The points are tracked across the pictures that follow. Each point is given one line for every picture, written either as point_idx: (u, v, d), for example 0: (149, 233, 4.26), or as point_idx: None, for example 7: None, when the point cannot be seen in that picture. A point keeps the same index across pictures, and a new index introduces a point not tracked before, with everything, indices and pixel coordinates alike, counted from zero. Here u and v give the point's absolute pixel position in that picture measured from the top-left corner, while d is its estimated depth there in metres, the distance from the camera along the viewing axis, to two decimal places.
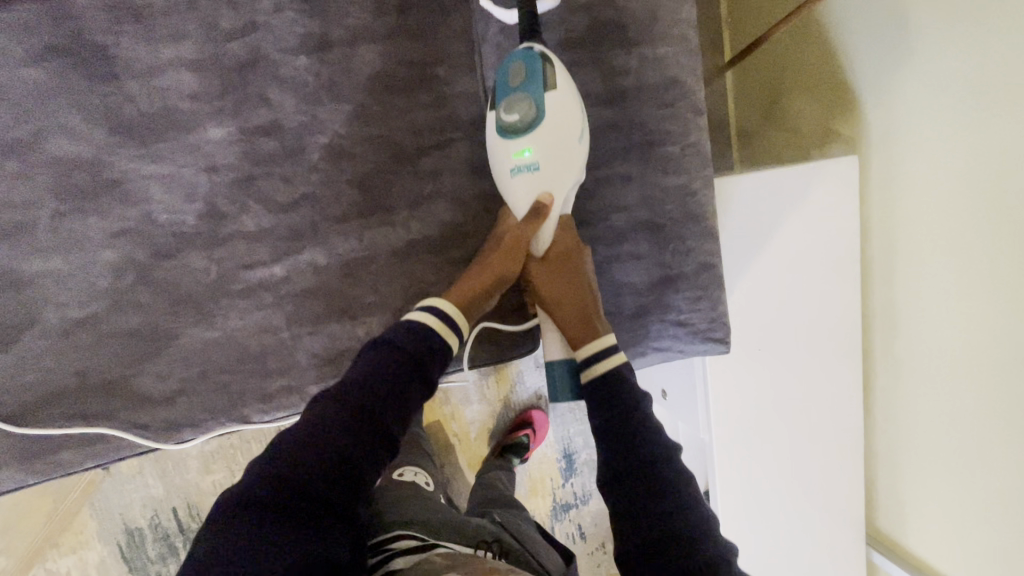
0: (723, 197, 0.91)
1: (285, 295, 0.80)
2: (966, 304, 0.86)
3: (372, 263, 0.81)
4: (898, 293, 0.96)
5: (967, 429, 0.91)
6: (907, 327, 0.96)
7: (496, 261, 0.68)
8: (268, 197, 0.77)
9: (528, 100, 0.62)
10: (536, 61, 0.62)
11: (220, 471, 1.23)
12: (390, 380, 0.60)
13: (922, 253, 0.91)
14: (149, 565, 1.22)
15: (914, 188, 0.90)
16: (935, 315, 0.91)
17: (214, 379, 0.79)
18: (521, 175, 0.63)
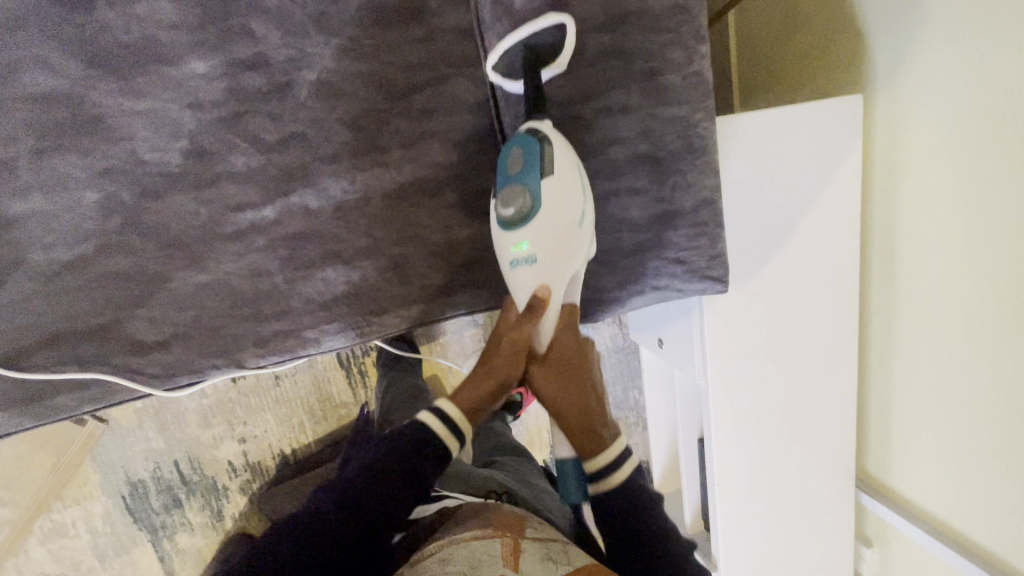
0: (726, 138, 0.88)
1: (277, 238, 0.78)
2: (965, 247, 0.86)
3: (366, 206, 0.80)
4: (898, 238, 0.96)
5: (960, 371, 0.92)
6: (905, 271, 0.97)
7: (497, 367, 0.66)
8: (257, 136, 0.75)
9: (523, 190, 0.63)
10: (535, 153, 0.62)
11: (220, 424, 1.25)
12: (393, 474, 0.63)
13: (924, 196, 0.90)
14: (154, 515, 1.25)
15: (917, 130, 0.89)
16: (934, 259, 0.91)
17: (208, 324, 0.78)
18: (520, 269, 0.64)
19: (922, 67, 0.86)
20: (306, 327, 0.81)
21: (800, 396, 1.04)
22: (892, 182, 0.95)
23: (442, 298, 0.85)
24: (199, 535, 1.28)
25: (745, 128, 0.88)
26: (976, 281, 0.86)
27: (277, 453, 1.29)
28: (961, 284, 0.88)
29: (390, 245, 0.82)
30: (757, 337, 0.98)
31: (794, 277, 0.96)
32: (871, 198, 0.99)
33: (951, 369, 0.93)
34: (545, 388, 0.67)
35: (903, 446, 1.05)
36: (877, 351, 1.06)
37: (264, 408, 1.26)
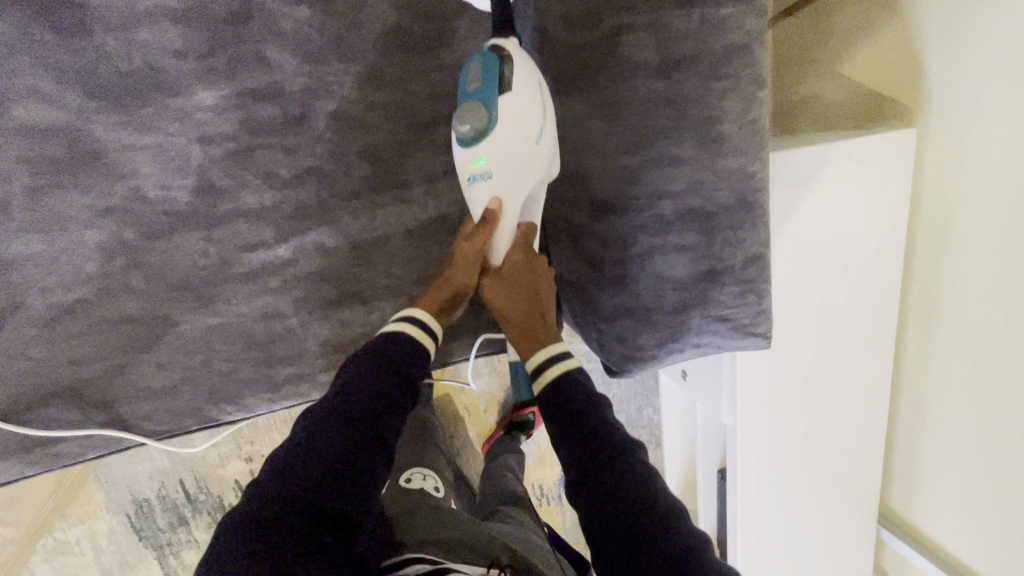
0: (776, 174, 0.82)
1: (292, 278, 0.73)
2: (1014, 296, 0.82)
3: (386, 244, 0.75)
4: (942, 279, 0.92)
5: (998, 421, 0.88)
6: (946, 314, 0.92)
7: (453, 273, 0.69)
8: (270, 171, 0.69)
9: (480, 107, 0.60)
10: (494, 69, 0.60)
11: (226, 443, 1.21)
12: (380, 392, 0.58)
13: (973, 240, 0.85)
14: (159, 534, 1.22)
15: (972, 172, 0.83)
16: (979, 305, 0.87)
17: (218, 368, 0.74)
18: (475, 184, 0.63)
19: (983, 106, 0.79)
20: (321, 370, 0.77)
21: (827, 435, 1.02)
22: (940, 222, 0.89)
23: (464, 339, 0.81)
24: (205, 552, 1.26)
25: (792, 165, 0.82)
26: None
27: None
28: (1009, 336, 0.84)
29: (411, 284, 0.77)
30: (787, 379, 0.95)
31: (830, 319, 0.92)
32: (915, 235, 0.94)
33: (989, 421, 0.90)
34: (499, 293, 0.68)
35: (931, 489, 1.03)
36: (910, 391, 1.02)
37: (271, 428, 1.23)
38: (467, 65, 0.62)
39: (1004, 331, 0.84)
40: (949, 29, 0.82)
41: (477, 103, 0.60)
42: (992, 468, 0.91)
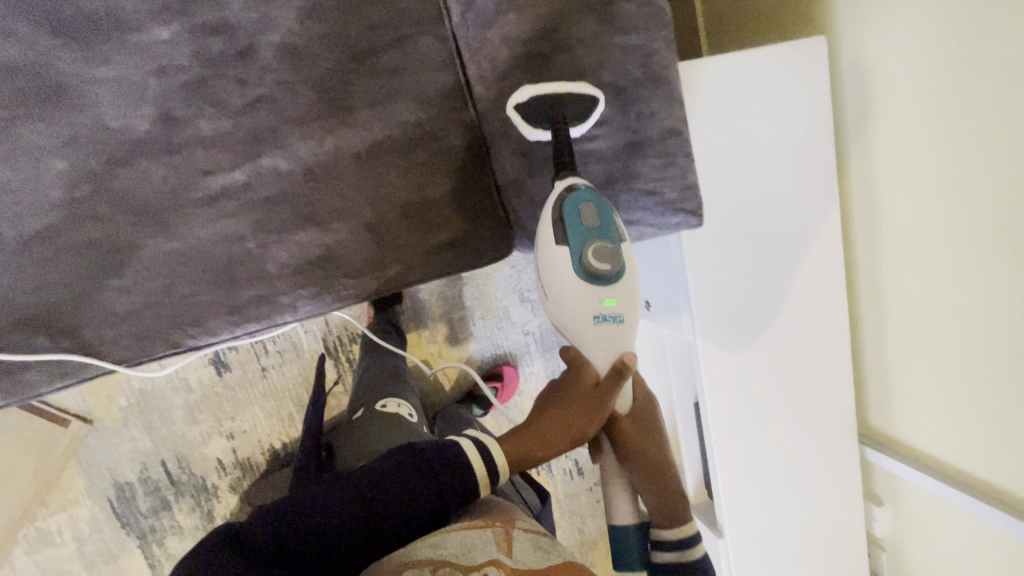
0: (694, 81, 0.87)
1: (247, 202, 0.78)
2: (941, 179, 0.85)
3: (337, 167, 0.80)
4: (876, 179, 0.95)
5: (951, 309, 0.89)
6: (882, 204, 0.95)
7: (579, 407, 0.72)
8: (223, 100, 0.75)
9: (604, 245, 0.69)
10: (607, 207, 0.71)
11: (207, 420, 1.22)
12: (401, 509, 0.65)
13: (896, 134, 0.89)
14: (142, 519, 1.22)
15: (885, 55, 0.87)
16: (912, 195, 0.90)
17: (181, 293, 0.78)
18: (605, 323, 0.71)
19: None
20: (282, 293, 0.81)
21: (791, 345, 1.02)
22: (863, 114, 0.94)
23: (418, 259, 0.85)
24: (190, 538, 1.25)
25: (710, 80, 0.88)
26: (954, 202, 0.84)
27: (266, 449, 1.26)
28: (939, 209, 0.86)
29: (362, 205, 0.82)
30: (741, 286, 0.97)
31: (773, 223, 0.95)
32: (846, 135, 0.99)
33: (939, 299, 0.90)
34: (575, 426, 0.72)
35: (903, 389, 1.02)
36: (867, 298, 1.04)
37: (251, 402, 1.24)
38: (573, 210, 0.68)
39: (935, 202, 0.86)
40: None
41: (606, 241, 0.68)
42: (948, 347, 0.91)
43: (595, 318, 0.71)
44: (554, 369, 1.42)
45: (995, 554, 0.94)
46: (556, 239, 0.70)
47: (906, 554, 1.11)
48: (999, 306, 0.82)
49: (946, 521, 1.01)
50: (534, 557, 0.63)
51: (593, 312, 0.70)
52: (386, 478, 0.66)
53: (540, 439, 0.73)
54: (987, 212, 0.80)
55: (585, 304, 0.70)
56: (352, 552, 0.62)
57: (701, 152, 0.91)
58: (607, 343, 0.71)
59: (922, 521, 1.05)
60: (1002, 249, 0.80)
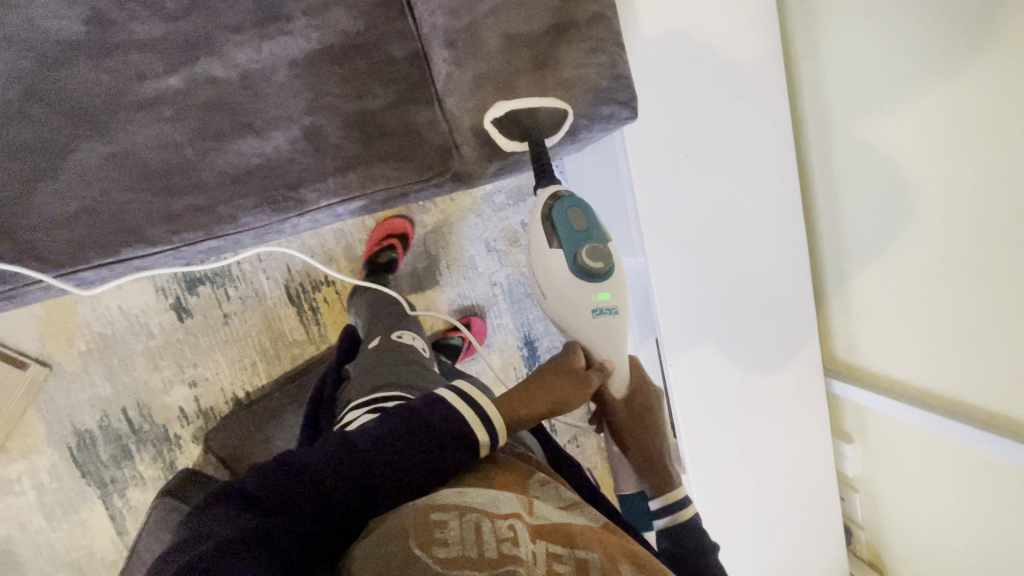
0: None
1: (183, 108, 0.78)
2: (886, 79, 0.87)
3: (273, 75, 0.80)
4: (828, 97, 0.98)
5: (905, 210, 0.90)
6: (838, 120, 0.97)
7: (566, 388, 0.82)
8: (157, 4, 0.76)
9: (594, 243, 0.84)
10: (592, 215, 0.86)
11: (169, 367, 1.21)
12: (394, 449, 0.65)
13: (840, 45, 0.92)
14: (102, 469, 1.21)
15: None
16: (862, 103, 0.92)
17: (117, 198, 0.77)
18: (603, 315, 0.86)
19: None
20: (221, 202, 0.81)
21: (745, 266, 1.03)
22: (813, 33, 0.97)
23: (359, 171, 0.84)
24: (152, 489, 1.23)
25: None
26: (915, 98, 0.84)
27: (230, 398, 1.25)
28: (895, 105, 0.87)
29: (300, 114, 0.82)
30: (694, 201, 0.97)
31: (721, 139, 0.97)
32: (797, 60, 1.02)
33: (903, 205, 0.90)
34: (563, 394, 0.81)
35: (863, 309, 1.01)
36: (827, 222, 1.05)
37: (214, 349, 1.23)
38: (564, 217, 0.83)
39: (895, 104, 0.87)
40: None
41: (598, 242, 0.84)
42: (914, 254, 0.90)
43: (594, 311, 0.86)
44: (523, 321, 1.40)
45: (961, 472, 0.90)
46: (552, 245, 0.85)
47: (879, 494, 1.07)
48: (962, 198, 0.81)
49: (913, 451, 0.97)
50: (556, 513, 0.60)
51: (592, 305, 0.86)
52: (376, 429, 0.67)
53: (528, 399, 0.78)
54: (931, 101, 0.82)
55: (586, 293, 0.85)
56: (356, 510, 0.61)
57: (641, 67, 0.91)
58: (604, 324, 0.87)
59: (891, 454, 1.01)
60: (949, 134, 0.81)
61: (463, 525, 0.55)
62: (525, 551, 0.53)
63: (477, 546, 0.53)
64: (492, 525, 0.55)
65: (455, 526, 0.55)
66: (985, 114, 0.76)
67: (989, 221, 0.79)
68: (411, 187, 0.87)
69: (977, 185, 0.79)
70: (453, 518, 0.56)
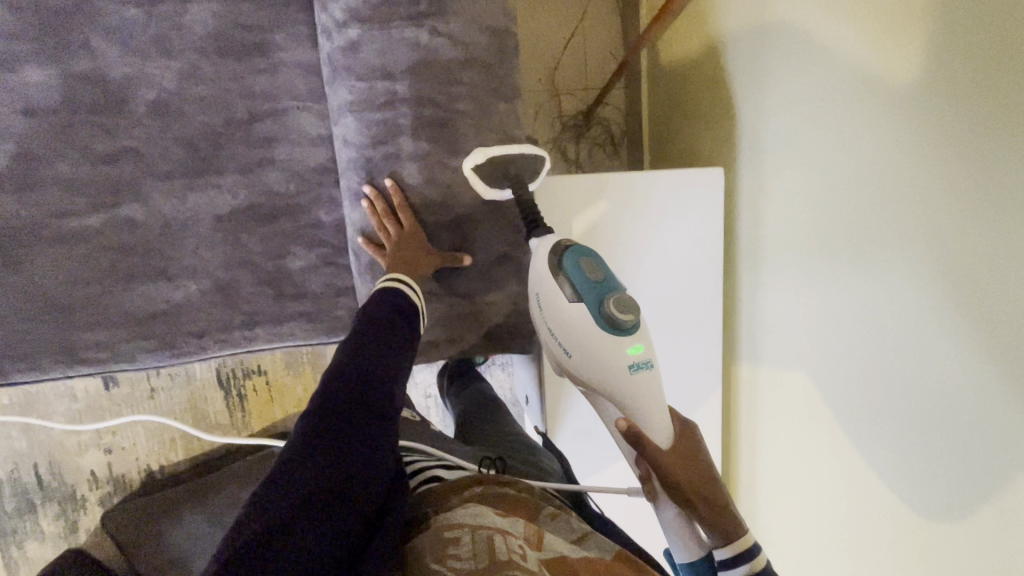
0: (554, 198, 0.83)
1: (98, 247, 0.78)
2: (814, 309, 0.77)
3: (195, 226, 0.80)
4: (760, 303, 0.89)
5: (817, 453, 0.79)
6: (768, 347, 0.87)
7: (410, 256, 0.65)
8: (87, 147, 0.76)
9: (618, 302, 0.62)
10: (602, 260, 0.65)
11: (86, 431, 1.22)
12: (371, 367, 0.55)
13: (778, 256, 0.83)
14: (4, 519, 1.21)
15: (777, 196, 0.83)
16: (790, 327, 0.82)
17: (15, 326, 0.78)
18: (641, 372, 0.63)
19: (787, 129, 0.79)
20: (121, 340, 0.80)
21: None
22: (755, 239, 0.88)
23: (269, 326, 0.84)
24: (49, 545, 1.23)
25: (572, 199, 0.83)
26: (839, 343, 0.73)
27: (143, 469, 1.25)
28: (816, 339, 0.77)
29: (216, 266, 0.81)
30: None
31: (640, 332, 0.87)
32: (742, 270, 0.93)
33: (798, 462, 0.82)
34: (411, 262, 0.65)
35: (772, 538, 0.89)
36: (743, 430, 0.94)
37: (135, 419, 1.24)
38: (579, 263, 0.63)
39: (817, 340, 0.76)
40: (743, 63, 0.87)
41: (621, 292, 0.63)
42: (827, 502, 0.78)
43: (630, 366, 0.64)
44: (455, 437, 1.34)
45: None
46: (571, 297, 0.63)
47: None
48: (853, 490, 0.74)
49: None
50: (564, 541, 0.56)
51: (627, 363, 0.63)
52: (349, 370, 0.54)
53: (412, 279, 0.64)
54: (851, 349, 0.71)
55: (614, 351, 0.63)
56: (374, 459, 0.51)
57: None
58: (645, 386, 0.63)
59: None
60: (867, 394, 0.70)
61: (476, 540, 0.52)
62: (533, 561, 0.51)
63: (488, 554, 0.50)
64: (505, 542, 0.52)
65: (469, 541, 0.52)
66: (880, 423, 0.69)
67: (872, 527, 0.72)
68: (319, 346, 0.86)
69: (867, 481, 0.72)
70: (467, 532, 0.53)
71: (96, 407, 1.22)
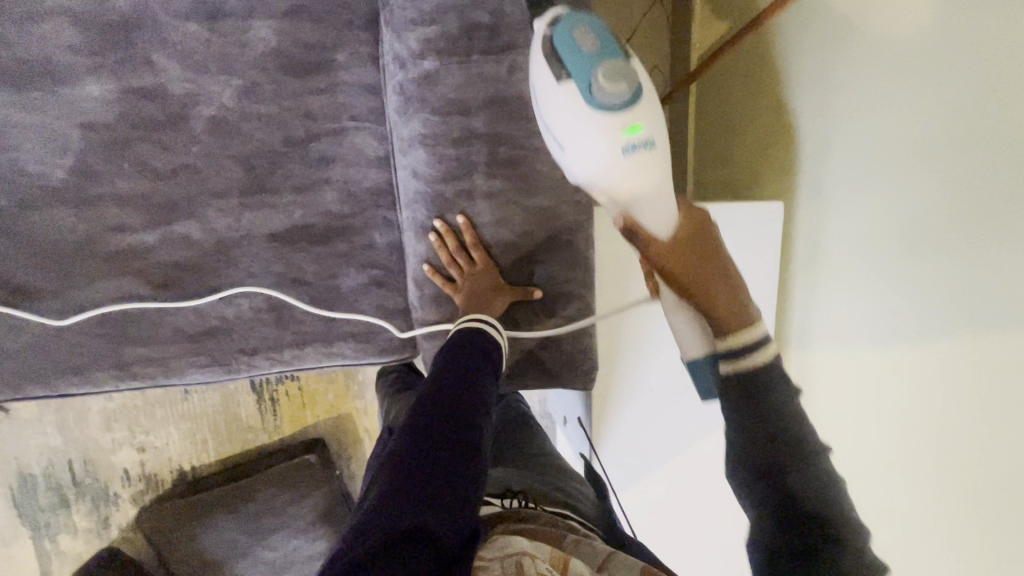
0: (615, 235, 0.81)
1: (152, 263, 0.78)
2: (872, 305, 0.74)
3: (249, 244, 0.79)
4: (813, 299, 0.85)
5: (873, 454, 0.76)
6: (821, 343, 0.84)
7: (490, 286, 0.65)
8: (144, 162, 0.75)
9: (615, 69, 0.52)
10: (598, 23, 0.54)
11: (120, 430, 1.22)
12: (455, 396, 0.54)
13: (834, 250, 0.80)
14: (38, 513, 1.23)
15: (835, 187, 0.79)
16: (846, 324, 0.79)
17: (68, 340, 0.77)
18: (636, 153, 0.54)
19: (851, 140, 0.75)
20: (171, 356, 0.80)
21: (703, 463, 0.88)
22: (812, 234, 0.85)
23: (319, 346, 0.83)
24: (81, 540, 1.25)
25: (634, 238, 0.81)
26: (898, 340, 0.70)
27: (175, 468, 1.25)
28: (873, 338, 0.74)
29: (267, 284, 0.80)
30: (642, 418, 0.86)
31: None
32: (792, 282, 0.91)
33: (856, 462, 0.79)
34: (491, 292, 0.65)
35: None
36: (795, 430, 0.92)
37: (168, 420, 1.24)
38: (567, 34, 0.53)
39: (877, 338, 0.74)
40: (804, 48, 0.83)
41: (617, 60, 0.53)
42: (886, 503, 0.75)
43: (624, 152, 0.54)
44: None
45: None
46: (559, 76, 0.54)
47: None
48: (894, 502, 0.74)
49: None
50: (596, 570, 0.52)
51: (618, 145, 0.53)
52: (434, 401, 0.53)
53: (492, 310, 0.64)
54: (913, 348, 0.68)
55: (600, 138, 0.53)
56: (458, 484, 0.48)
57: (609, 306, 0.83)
58: (638, 168, 0.54)
59: None
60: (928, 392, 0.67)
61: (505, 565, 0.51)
62: None
63: None
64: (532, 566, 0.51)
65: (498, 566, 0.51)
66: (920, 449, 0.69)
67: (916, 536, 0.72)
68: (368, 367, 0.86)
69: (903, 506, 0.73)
70: (496, 562, 0.52)
71: (131, 406, 1.22)
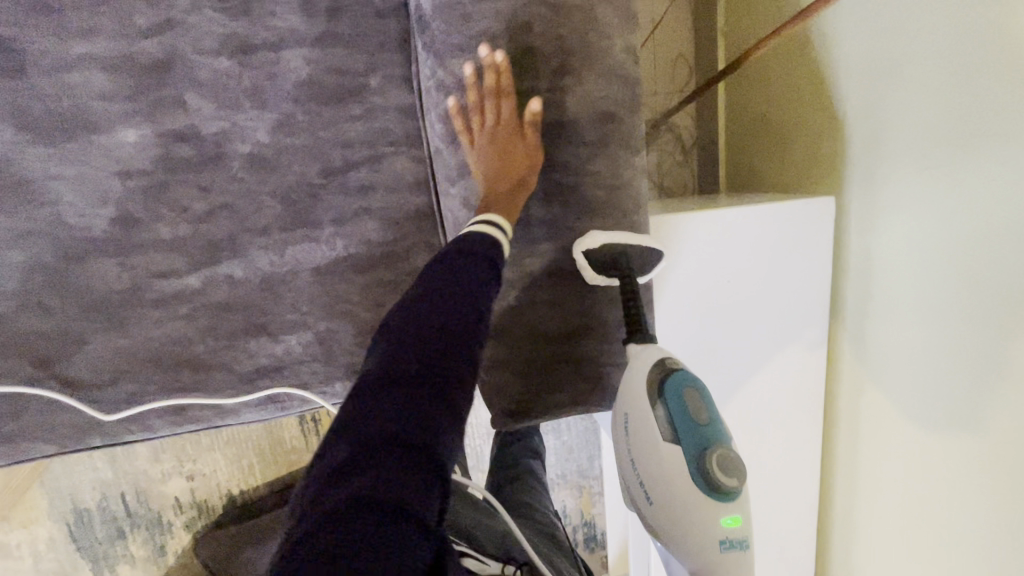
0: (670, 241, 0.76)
1: (199, 306, 0.77)
2: (944, 308, 0.69)
3: (293, 279, 0.78)
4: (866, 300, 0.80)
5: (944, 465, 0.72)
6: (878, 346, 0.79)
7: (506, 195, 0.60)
8: (184, 205, 0.73)
9: (722, 452, 0.60)
10: (710, 397, 0.63)
11: (169, 460, 1.24)
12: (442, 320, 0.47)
13: (892, 249, 0.75)
14: (96, 546, 1.25)
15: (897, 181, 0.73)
16: (909, 327, 0.74)
17: (123, 388, 0.77)
18: (734, 550, 0.60)
19: (916, 122, 0.70)
20: (225, 396, 0.79)
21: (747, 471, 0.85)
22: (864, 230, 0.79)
23: None
24: (140, 568, 1.27)
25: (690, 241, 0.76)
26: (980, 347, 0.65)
27: (224, 494, 1.27)
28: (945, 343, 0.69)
29: (315, 318, 0.79)
30: None
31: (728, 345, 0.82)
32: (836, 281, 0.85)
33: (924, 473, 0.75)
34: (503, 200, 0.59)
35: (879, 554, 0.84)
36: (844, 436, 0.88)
37: (214, 447, 1.25)
38: (682, 399, 0.60)
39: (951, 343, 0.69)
40: (860, 32, 0.77)
41: (724, 446, 0.60)
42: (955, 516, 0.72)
43: (719, 543, 0.60)
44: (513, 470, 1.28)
45: None
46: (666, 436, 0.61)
47: None
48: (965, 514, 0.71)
49: None
50: None
51: (718, 536, 0.60)
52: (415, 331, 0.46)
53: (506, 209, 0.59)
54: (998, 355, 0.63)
55: (704, 517, 0.60)
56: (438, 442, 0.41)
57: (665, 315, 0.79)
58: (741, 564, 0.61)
59: None
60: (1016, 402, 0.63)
61: None
62: None
63: None
64: None
65: None
66: (1001, 455, 0.65)
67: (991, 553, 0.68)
68: None
69: (985, 512, 0.68)
70: None
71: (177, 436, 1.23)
